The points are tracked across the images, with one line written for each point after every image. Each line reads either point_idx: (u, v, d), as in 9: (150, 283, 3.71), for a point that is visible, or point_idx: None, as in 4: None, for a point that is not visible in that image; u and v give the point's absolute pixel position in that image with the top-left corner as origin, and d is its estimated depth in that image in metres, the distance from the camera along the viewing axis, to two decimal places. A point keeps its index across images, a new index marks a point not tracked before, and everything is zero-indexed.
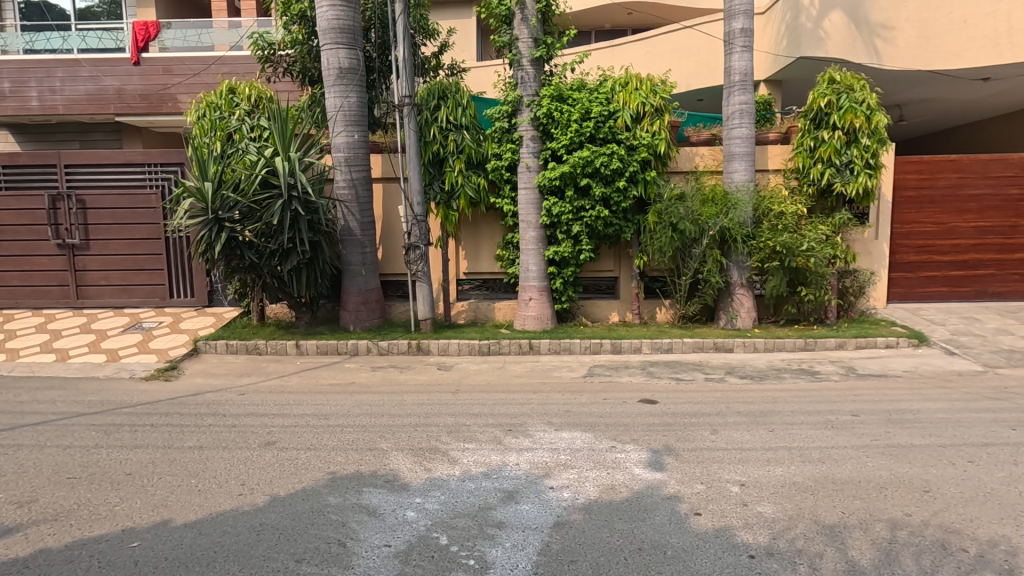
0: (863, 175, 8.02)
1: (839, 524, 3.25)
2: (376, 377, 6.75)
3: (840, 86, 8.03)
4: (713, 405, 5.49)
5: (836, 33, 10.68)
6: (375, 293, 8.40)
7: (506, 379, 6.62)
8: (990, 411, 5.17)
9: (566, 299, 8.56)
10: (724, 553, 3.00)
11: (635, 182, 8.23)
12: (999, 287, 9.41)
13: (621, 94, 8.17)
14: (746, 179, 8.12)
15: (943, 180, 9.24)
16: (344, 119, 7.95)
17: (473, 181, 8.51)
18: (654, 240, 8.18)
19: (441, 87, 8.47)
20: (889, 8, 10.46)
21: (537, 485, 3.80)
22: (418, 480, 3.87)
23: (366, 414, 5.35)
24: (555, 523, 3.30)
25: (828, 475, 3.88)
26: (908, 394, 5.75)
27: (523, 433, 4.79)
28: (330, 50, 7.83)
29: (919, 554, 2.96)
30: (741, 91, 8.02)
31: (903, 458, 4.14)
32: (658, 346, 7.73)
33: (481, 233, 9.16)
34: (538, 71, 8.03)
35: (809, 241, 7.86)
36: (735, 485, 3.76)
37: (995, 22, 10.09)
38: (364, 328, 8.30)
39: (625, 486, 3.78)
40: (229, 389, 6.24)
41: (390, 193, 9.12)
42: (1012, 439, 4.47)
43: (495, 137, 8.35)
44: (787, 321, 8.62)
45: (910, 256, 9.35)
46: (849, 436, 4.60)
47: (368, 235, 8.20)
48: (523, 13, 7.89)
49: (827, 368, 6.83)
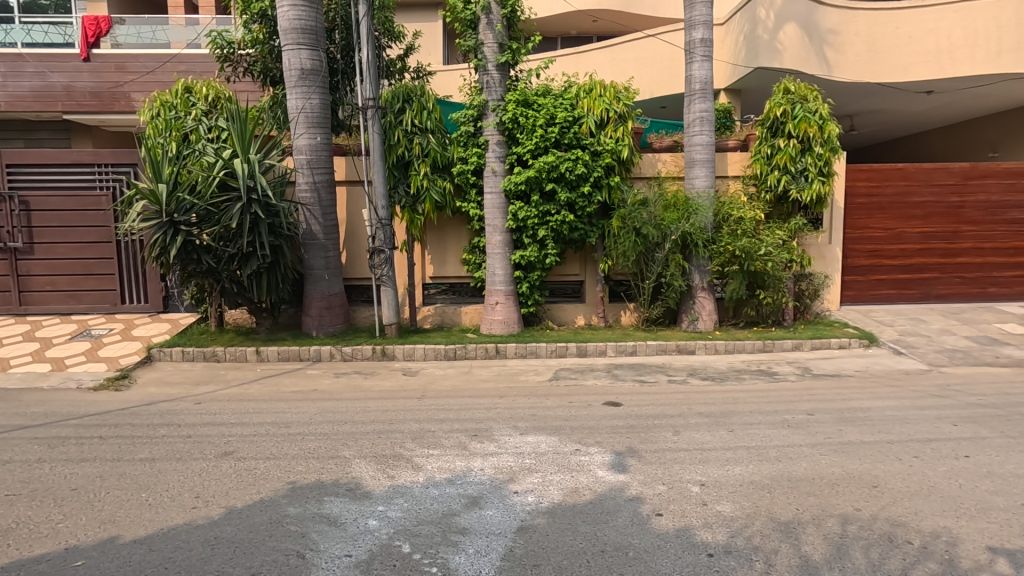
0: (817, 182, 8.32)
1: (794, 521, 3.35)
2: (339, 384, 6.63)
3: (794, 96, 8.31)
4: (675, 407, 5.60)
5: (792, 45, 10.64)
6: (339, 298, 8.26)
7: (473, 384, 6.59)
8: (935, 408, 5.42)
9: (533, 303, 8.58)
10: (684, 552, 3.05)
11: (599, 187, 8.31)
12: (943, 290, 9.89)
13: (586, 100, 8.26)
14: (706, 185, 8.32)
15: (891, 187, 9.68)
16: (305, 121, 7.80)
17: (439, 184, 8.44)
18: (618, 245, 8.29)
19: (405, 90, 8.41)
20: (840, 23, 11.01)
21: (501, 490, 3.80)
22: (380, 488, 3.81)
23: (328, 421, 5.25)
24: (518, 527, 3.31)
25: (784, 473, 4.00)
26: (860, 393, 5.98)
27: (489, 438, 4.78)
28: (291, 50, 7.69)
29: (868, 547, 3.07)
30: (702, 99, 8.21)
31: (853, 455, 4.30)
32: (622, 349, 7.83)
33: (447, 237, 9.13)
34: (503, 76, 8.08)
35: (766, 246, 8.09)
36: (695, 485, 3.85)
37: (936, 39, 10.93)
38: (328, 333, 8.16)
39: (589, 489, 3.81)
40: (184, 399, 6.02)
41: (354, 197, 9.00)
42: (955, 434, 4.70)
43: (461, 141, 8.37)
44: (746, 323, 8.87)
45: (861, 260, 9.75)
46: (804, 435, 4.75)
47: (331, 239, 8.06)
48: (488, 18, 7.90)
49: (784, 368, 7.06)
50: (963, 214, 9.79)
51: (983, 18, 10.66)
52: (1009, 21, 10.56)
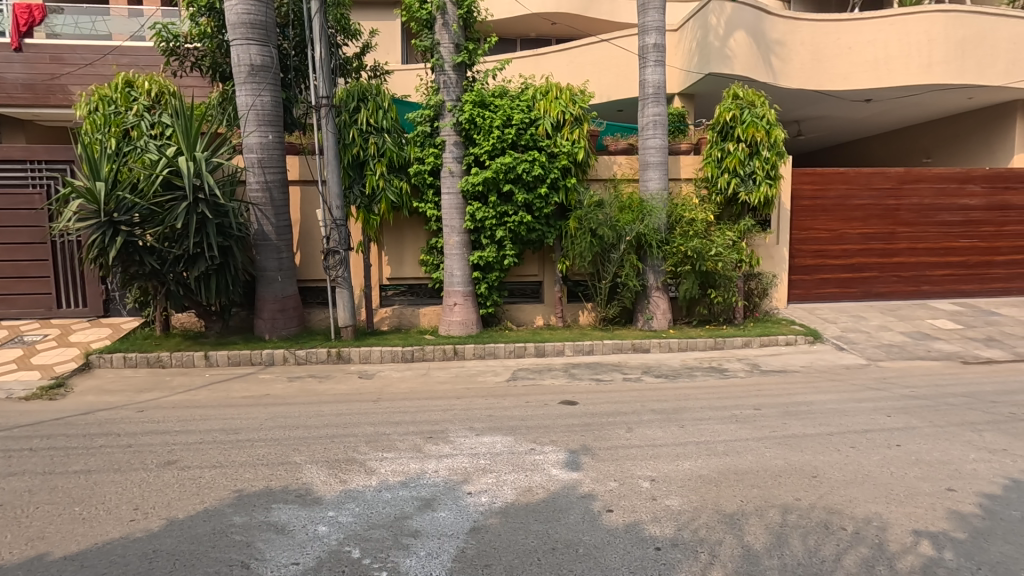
0: (764, 185, 8.63)
1: (738, 512, 3.47)
2: (293, 388, 6.46)
3: (742, 102, 8.59)
4: (629, 405, 5.70)
5: (741, 52, 10.96)
6: (293, 300, 8.08)
7: (430, 386, 6.55)
8: (871, 401, 5.72)
9: (491, 304, 8.59)
10: (633, 547, 3.11)
11: (556, 189, 8.37)
12: (882, 288, 10.42)
13: (542, 102, 8.32)
14: (660, 187, 8.53)
15: (833, 190, 10.13)
16: (255, 119, 7.59)
17: (395, 185, 8.37)
18: (575, 246, 8.39)
19: (360, 89, 8.30)
20: (786, 32, 11.45)
21: (455, 492, 3.79)
22: (331, 493, 3.75)
23: (279, 427, 5.12)
24: (471, 528, 3.30)
25: (730, 466, 4.14)
26: (804, 387, 6.24)
27: (444, 440, 4.76)
28: (239, 46, 7.47)
29: (806, 535, 3.21)
30: (655, 103, 8.40)
31: (796, 447, 4.48)
32: (580, 348, 7.94)
33: (405, 237, 9.06)
34: (460, 77, 8.08)
35: (717, 247, 8.34)
36: (645, 481, 3.93)
37: (873, 50, 11.53)
38: (281, 337, 7.97)
39: (542, 487, 3.85)
40: (126, 406, 5.76)
41: (309, 197, 8.84)
42: (888, 425, 4.96)
43: (418, 141, 8.31)
44: (699, 322, 9.13)
45: (807, 260, 10.17)
46: (750, 429, 4.92)
47: (284, 240, 7.87)
48: (444, 18, 7.87)
49: (734, 365, 7.30)
50: (899, 216, 10.34)
51: (915, 32, 11.41)
52: (938, 34, 11.33)
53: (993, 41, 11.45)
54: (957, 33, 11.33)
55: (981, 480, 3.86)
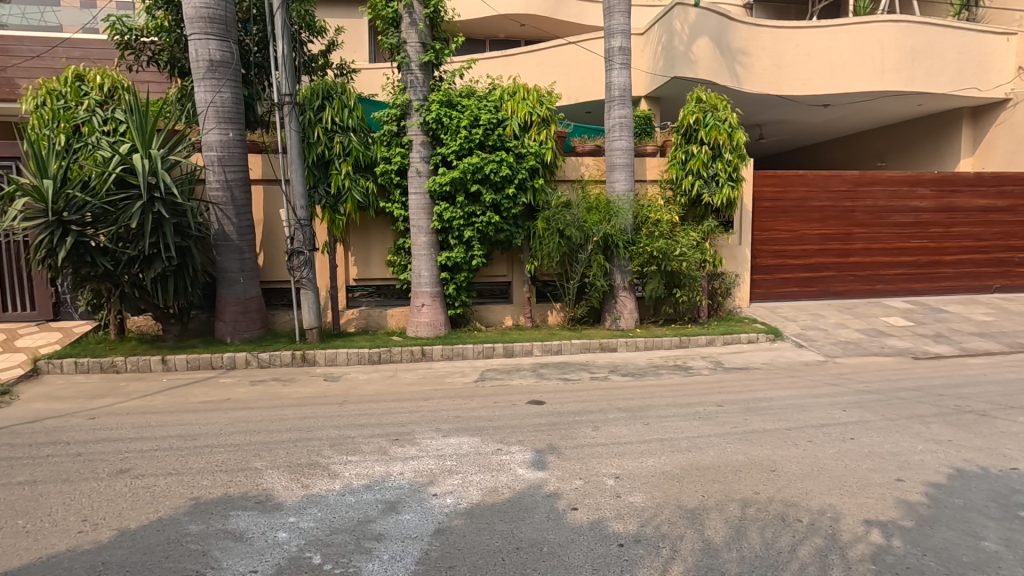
0: (726, 187, 8.81)
1: (699, 507, 3.54)
2: (255, 392, 6.31)
3: (705, 105, 8.76)
4: (596, 403, 5.76)
5: (704, 57, 11.20)
6: (256, 302, 7.89)
7: (397, 388, 6.48)
8: (827, 396, 5.91)
9: (460, 304, 8.56)
10: (596, 544, 3.13)
11: (523, 189, 8.40)
12: (840, 287, 10.79)
13: (509, 103, 8.33)
14: (626, 189, 8.64)
15: (793, 193, 10.43)
16: (214, 116, 7.38)
17: (361, 184, 8.27)
18: (543, 246, 8.42)
19: (325, 87, 8.17)
20: (747, 38, 11.74)
21: (420, 494, 3.76)
22: (293, 499, 3.67)
23: (240, 432, 4.99)
24: (435, 530, 3.28)
25: (693, 462, 4.22)
26: (765, 384, 6.41)
27: (410, 442, 4.72)
28: (198, 40, 7.26)
29: (763, 528, 3.29)
30: (621, 105, 8.51)
31: (756, 442, 4.60)
32: (548, 348, 7.98)
33: (372, 238, 8.96)
34: (427, 76, 8.04)
35: (681, 247, 8.50)
36: (610, 478, 3.98)
37: (830, 57, 11.93)
38: (244, 339, 7.77)
39: (508, 487, 3.85)
40: (77, 413, 5.52)
41: (272, 196, 8.65)
42: (843, 419, 5.14)
43: (384, 140, 8.22)
44: (665, 321, 9.28)
45: (768, 260, 10.46)
46: (713, 425, 5.03)
47: (246, 240, 7.68)
48: (411, 17, 7.81)
49: (699, 363, 7.44)
50: (855, 218, 10.71)
51: (869, 40, 11.87)
52: (890, 43, 11.82)
53: (940, 51, 12.02)
54: (907, 42, 11.85)
55: (928, 470, 4.03)
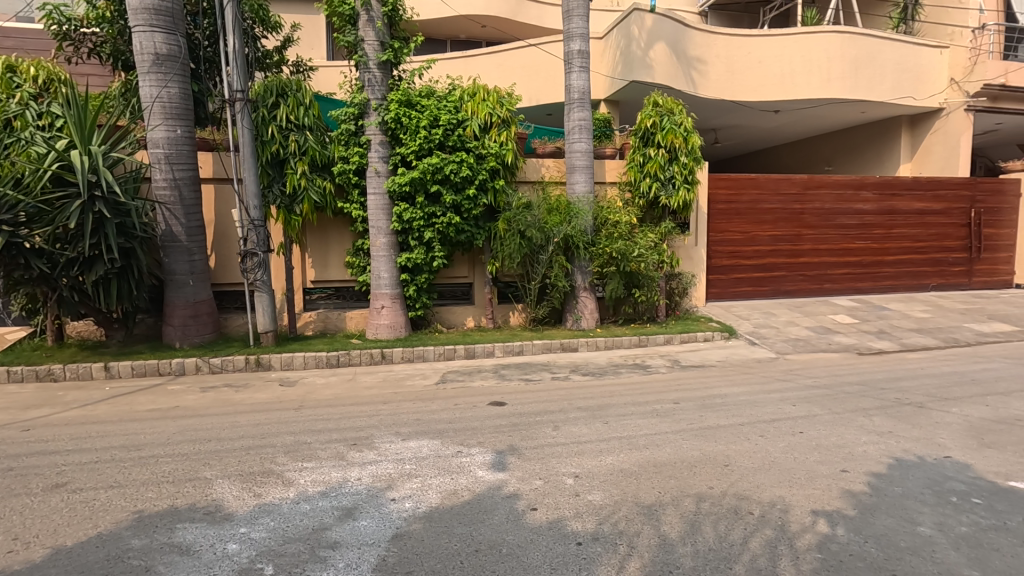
0: (682, 190, 9.02)
1: (655, 503, 3.61)
2: (206, 399, 6.08)
3: (662, 109, 8.96)
4: (556, 403, 5.80)
5: (661, 62, 11.44)
6: (207, 306, 7.61)
7: (356, 392, 6.35)
8: (778, 391, 6.13)
9: (420, 306, 8.49)
10: (555, 544, 3.15)
11: (484, 190, 8.38)
12: (791, 287, 11.20)
13: (468, 103, 8.28)
14: (586, 190, 8.74)
15: (746, 195, 10.78)
16: (160, 112, 7.10)
17: (318, 184, 8.08)
18: (504, 247, 8.43)
19: (279, 84, 7.96)
20: (702, 45, 12.07)
21: (378, 499, 3.69)
22: (244, 509, 3.54)
23: (188, 441, 4.79)
24: (393, 536, 3.23)
25: (650, 459, 4.29)
26: (720, 381, 6.60)
27: (369, 446, 4.63)
28: (142, 33, 6.96)
29: (717, 521, 3.38)
30: (581, 108, 8.60)
31: (710, 438, 4.72)
32: (510, 349, 7.97)
33: (330, 238, 8.79)
34: (386, 75, 7.93)
35: (640, 248, 8.65)
36: (569, 478, 4.01)
37: (779, 64, 12.37)
38: (194, 345, 7.48)
39: (468, 489, 3.83)
40: (9, 425, 5.19)
41: (224, 195, 8.38)
42: (793, 414, 5.34)
43: (342, 140, 8.09)
44: (625, 320, 9.43)
45: (723, 261, 10.77)
46: (670, 422, 5.14)
47: (196, 241, 7.40)
48: (369, 15, 7.69)
49: (657, 361, 7.60)
50: (804, 219, 11.14)
51: (816, 49, 12.38)
52: (835, 53, 12.37)
53: (880, 62, 12.64)
54: (851, 52, 12.42)
55: (870, 460, 4.23)
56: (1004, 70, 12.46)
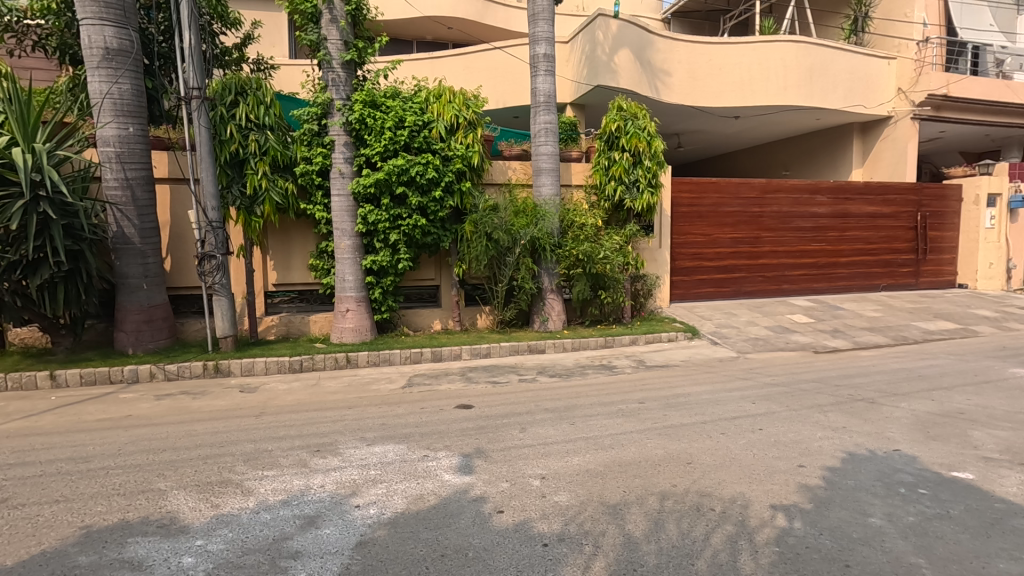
0: (647, 193, 9.18)
1: (620, 503, 3.65)
2: (161, 407, 5.85)
3: (626, 113, 9.10)
4: (523, 405, 5.81)
5: (626, 67, 11.62)
6: (162, 310, 7.34)
7: (320, 397, 6.22)
8: (739, 389, 6.30)
9: (386, 309, 8.39)
10: (521, 546, 3.15)
11: (451, 192, 8.34)
12: (750, 287, 11.53)
13: (435, 105, 8.22)
14: (552, 193, 8.80)
15: (707, 199, 11.03)
16: (111, 109, 6.82)
17: (280, 185, 7.90)
18: (471, 250, 8.42)
19: (238, 82, 7.74)
20: (665, 51, 12.31)
21: (341, 506, 3.62)
22: (200, 521, 3.42)
23: (142, 451, 4.60)
24: (357, 543, 3.17)
25: (616, 459, 4.34)
26: (683, 380, 6.74)
27: (332, 452, 4.55)
28: (91, 26, 6.68)
29: (680, 518, 3.44)
30: (547, 111, 8.66)
31: (674, 436, 4.81)
32: (477, 351, 7.95)
33: (292, 241, 8.61)
34: (350, 75, 7.82)
35: (605, 250, 8.77)
36: (536, 479, 4.01)
37: (739, 71, 12.73)
38: (148, 351, 7.20)
39: (433, 494, 3.79)
40: None
41: (180, 196, 8.12)
42: (753, 411, 5.49)
43: (304, 140, 7.94)
44: (591, 322, 9.53)
45: (686, 263, 11.01)
46: (634, 422, 5.21)
47: (150, 244, 7.13)
48: (331, 13, 7.57)
49: (623, 362, 7.70)
50: (762, 222, 11.48)
51: (773, 58, 12.80)
52: (791, 61, 12.82)
53: (833, 71, 13.15)
54: (806, 61, 12.89)
55: (825, 455, 4.37)
56: (946, 81, 13.22)
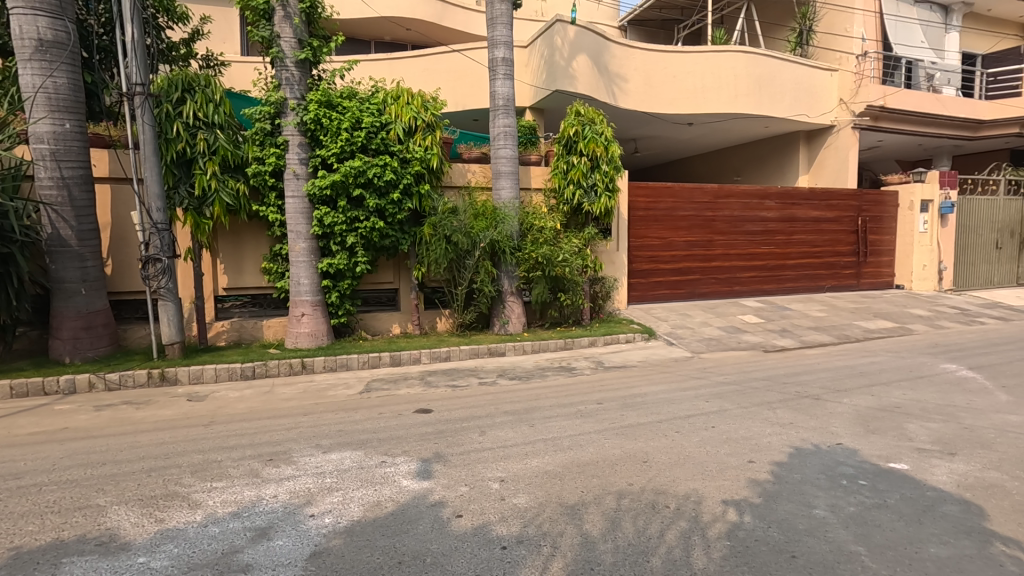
0: (604, 197, 9.34)
1: (578, 503, 3.68)
2: (101, 418, 5.55)
3: (583, 118, 9.23)
4: (483, 409, 5.79)
5: (583, 73, 11.78)
6: (102, 316, 6.97)
7: (274, 404, 6.04)
8: (693, 389, 6.47)
9: (343, 313, 8.23)
10: (480, 550, 3.14)
11: (409, 195, 8.26)
12: (704, 289, 11.87)
13: (393, 106, 8.12)
14: (512, 196, 8.83)
15: (663, 203, 11.30)
16: (45, 104, 6.45)
17: (230, 185, 7.65)
18: (430, 252, 8.36)
19: (186, 78, 7.43)
20: (622, 58, 12.56)
21: (295, 516, 3.52)
22: (143, 537, 3.26)
23: (79, 465, 4.36)
24: (311, 554, 3.09)
25: (574, 460, 4.39)
26: (641, 380, 6.87)
27: (286, 461, 4.42)
28: (22, 15, 6.31)
29: (636, 517, 3.50)
30: (505, 115, 8.70)
31: (631, 436, 4.90)
32: (436, 355, 7.89)
33: (244, 244, 8.33)
34: (304, 74, 7.66)
35: (564, 253, 8.86)
36: (495, 482, 4.01)
37: (693, 79, 13.11)
38: (87, 359, 6.83)
39: (391, 500, 3.74)
40: None
41: (122, 197, 7.76)
42: (706, 409, 5.65)
43: (256, 139, 7.70)
44: (551, 324, 9.62)
45: (643, 265, 11.25)
46: (593, 423, 5.28)
47: (88, 246, 6.78)
48: (285, 10, 7.39)
49: (582, 363, 7.79)
50: (715, 226, 11.85)
51: (724, 67, 13.26)
52: (741, 71, 13.31)
53: (781, 81, 13.72)
54: (754, 71, 13.42)
55: (774, 451, 4.54)
56: (883, 93, 14.01)
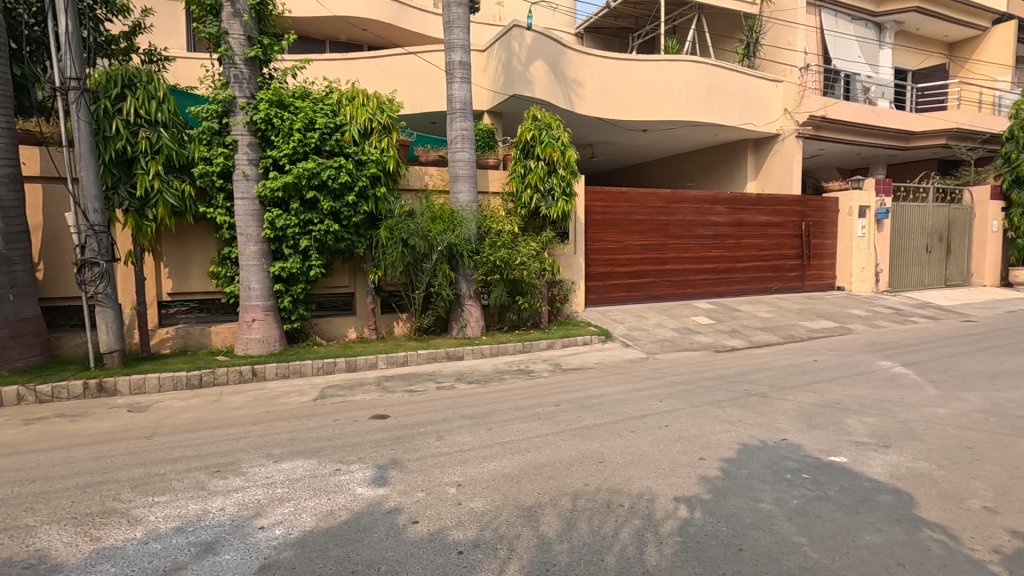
0: (561, 201, 9.45)
1: (535, 505, 3.71)
2: (31, 433, 5.21)
3: (540, 123, 9.33)
4: (440, 413, 5.75)
5: (541, 79, 11.90)
6: (32, 324, 6.57)
7: (223, 413, 5.82)
8: (648, 389, 6.61)
9: (297, 318, 8.03)
10: (436, 555, 3.12)
11: (364, 197, 8.12)
12: (658, 292, 12.16)
13: (348, 107, 7.98)
14: (469, 200, 8.82)
15: (618, 207, 11.52)
16: None
17: (175, 186, 7.34)
18: (386, 256, 8.25)
19: (125, 73, 7.08)
20: (579, 65, 12.75)
21: (244, 529, 3.40)
22: (76, 557, 3.08)
23: (4, 484, 4.06)
24: (260, 567, 2.99)
25: (531, 462, 4.41)
26: (597, 381, 6.98)
27: (235, 472, 4.27)
28: None
29: (591, 516, 3.55)
30: (462, 119, 8.67)
31: (587, 437, 4.97)
32: (393, 359, 7.78)
33: (190, 247, 8.01)
34: (254, 72, 7.44)
35: (522, 256, 8.91)
36: (451, 487, 3.99)
37: (648, 86, 13.45)
38: (16, 370, 6.41)
39: (345, 509, 3.66)
40: None
41: (56, 197, 7.33)
42: (660, 409, 5.79)
43: (203, 138, 7.42)
44: (510, 327, 9.64)
45: (599, 268, 11.44)
46: (550, 424, 5.33)
47: (16, 250, 6.38)
48: (233, 7, 7.18)
49: (540, 366, 7.84)
50: (669, 230, 12.17)
51: (676, 76, 13.66)
52: (693, 80, 13.76)
53: (730, 90, 14.25)
54: (705, 81, 13.90)
55: (723, 448, 4.70)
56: (824, 104, 14.81)
